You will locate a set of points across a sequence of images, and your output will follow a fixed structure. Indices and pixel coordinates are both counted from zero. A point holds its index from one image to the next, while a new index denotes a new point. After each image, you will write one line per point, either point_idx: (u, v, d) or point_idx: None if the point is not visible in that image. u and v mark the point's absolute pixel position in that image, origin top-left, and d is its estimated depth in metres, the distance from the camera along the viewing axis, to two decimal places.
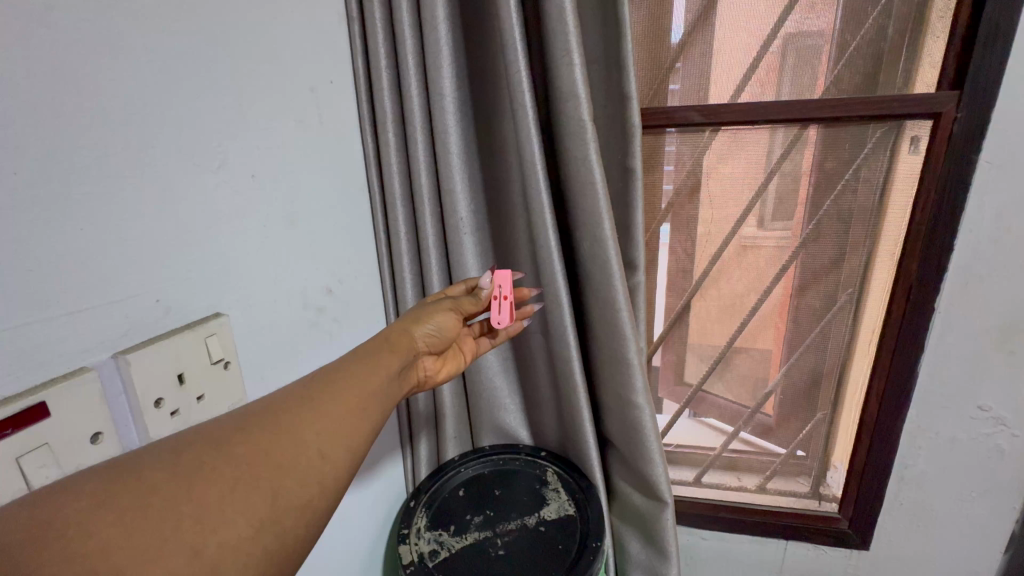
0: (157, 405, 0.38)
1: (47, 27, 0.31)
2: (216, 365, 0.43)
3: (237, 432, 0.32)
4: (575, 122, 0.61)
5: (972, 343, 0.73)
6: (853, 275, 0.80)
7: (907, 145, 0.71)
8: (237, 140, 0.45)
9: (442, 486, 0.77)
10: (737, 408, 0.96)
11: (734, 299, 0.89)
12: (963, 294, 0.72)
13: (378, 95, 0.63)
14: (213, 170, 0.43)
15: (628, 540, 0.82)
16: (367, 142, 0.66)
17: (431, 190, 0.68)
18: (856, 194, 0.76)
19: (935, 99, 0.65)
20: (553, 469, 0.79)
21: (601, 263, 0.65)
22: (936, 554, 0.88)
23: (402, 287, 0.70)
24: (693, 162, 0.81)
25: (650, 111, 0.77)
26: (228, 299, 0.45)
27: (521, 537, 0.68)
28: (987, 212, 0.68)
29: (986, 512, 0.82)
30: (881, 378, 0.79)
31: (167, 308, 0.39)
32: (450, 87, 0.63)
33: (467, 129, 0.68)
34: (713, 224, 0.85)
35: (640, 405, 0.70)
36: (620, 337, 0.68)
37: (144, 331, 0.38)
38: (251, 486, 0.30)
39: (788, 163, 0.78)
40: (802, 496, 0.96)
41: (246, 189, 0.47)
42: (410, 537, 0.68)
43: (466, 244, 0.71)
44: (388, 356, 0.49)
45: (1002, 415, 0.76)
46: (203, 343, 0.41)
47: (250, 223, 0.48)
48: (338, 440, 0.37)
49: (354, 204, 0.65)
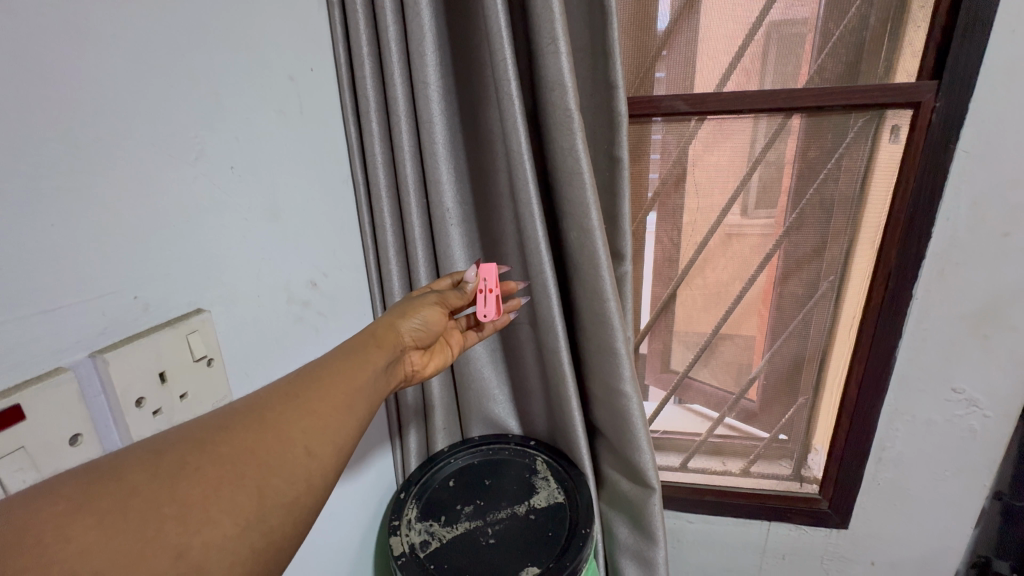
0: (138, 405, 0.37)
1: (12, 14, 0.29)
2: (199, 362, 0.42)
3: (221, 430, 0.32)
4: (561, 111, 0.60)
5: (947, 327, 0.75)
6: (835, 262, 0.82)
7: (887, 134, 0.72)
8: (215, 131, 0.44)
9: (431, 477, 0.77)
10: (722, 395, 0.98)
11: (719, 288, 0.90)
12: (939, 281, 0.73)
13: (360, 85, 0.62)
14: (191, 162, 0.42)
15: (617, 526, 0.83)
16: (351, 132, 0.65)
17: (417, 181, 0.67)
18: (839, 182, 0.77)
19: (915, 88, 0.66)
20: (542, 458, 0.80)
21: (588, 254, 0.65)
22: (912, 531, 0.91)
23: (389, 279, 0.70)
24: (679, 152, 0.82)
25: (637, 99, 0.77)
26: (211, 294, 0.44)
27: (511, 525, 0.69)
28: (963, 201, 0.69)
29: (959, 489, 0.85)
30: (861, 364, 0.81)
31: (146, 306, 0.38)
32: (435, 77, 0.62)
33: (453, 118, 0.67)
34: (699, 213, 0.85)
35: (627, 393, 0.71)
36: (609, 327, 0.68)
37: (124, 330, 0.37)
38: (237, 485, 0.30)
39: (772, 152, 0.79)
40: (784, 478, 0.98)
41: (226, 182, 0.45)
42: (401, 528, 0.68)
43: (452, 235, 0.70)
44: (375, 351, 0.49)
45: (974, 397, 0.79)
46: (184, 340, 0.40)
47: (231, 217, 0.46)
48: (325, 437, 0.36)
49: (338, 196, 0.64)
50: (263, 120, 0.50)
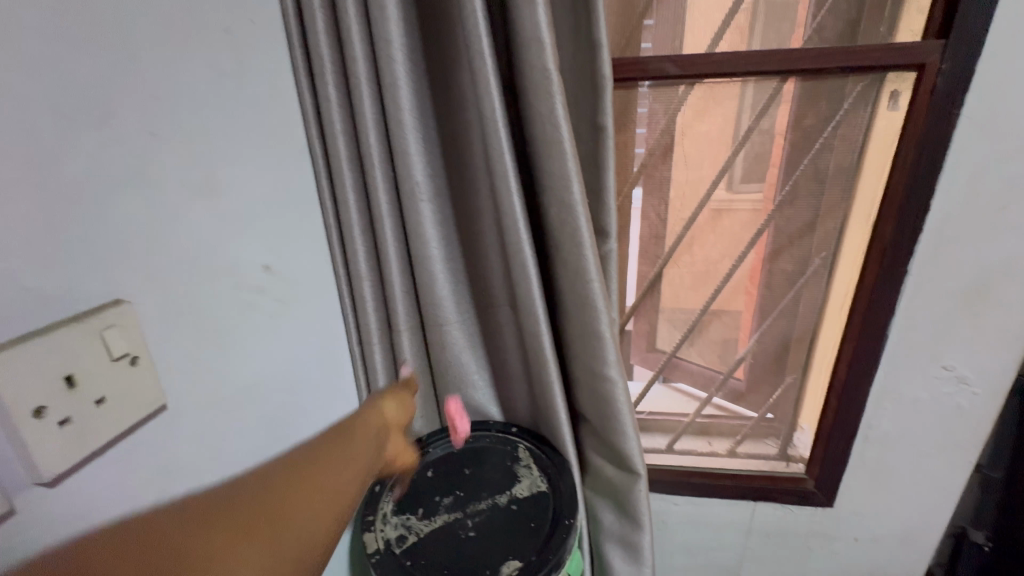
0: (37, 415, 0.31)
1: None
2: (120, 361, 0.36)
3: (222, 507, 0.36)
4: (538, 72, 0.54)
5: (941, 304, 0.73)
6: (828, 238, 0.79)
7: (887, 99, 0.68)
8: (126, 90, 0.37)
9: (407, 468, 0.73)
10: (711, 374, 0.96)
11: (708, 266, 0.87)
12: (935, 257, 0.70)
13: (313, 41, 0.55)
14: (96, 127, 0.35)
15: (601, 512, 0.80)
16: (304, 96, 0.58)
17: (382, 151, 0.61)
18: (834, 151, 0.74)
19: (919, 49, 0.61)
20: (525, 444, 0.77)
21: (570, 231, 0.60)
22: (895, 507, 0.91)
23: (355, 259, 0.65)
24: (667, 121, 0.76)
25: (622, 60, 0.70)
26: (132, 281, 0.38)
27: (492, 516, 0.66)
28: (964, 170, 0.65)
29: (943, 466, 0.85)
30: (851, 344, 0.78)
31: (44, 299, 0.32)
32: (398, 32, 0.56)
33: (421, 81, 0.60)
34: (688, 186, 0.81)
35: (612, 377, 0.67)
36: (592, 308, 0.64)
37: (15, 327, 0.31)
38: (233, 556, 0.34)
39: (766, 120, 0.75)
40: (771, 458, 0.97)
41: (144, 151, 0.39)
42: (376, 523, 0.65)
43: (424, 211, 0.65)
44: (347, 440, 0.51)
45: (964, 374, 0.77)
46: (97, 336, 0.34)
47: (152, 191, 0.40)
48: (315, 516, 0.40)
49: (293, 169, 0.57)
50: (192, 78, 0.43)
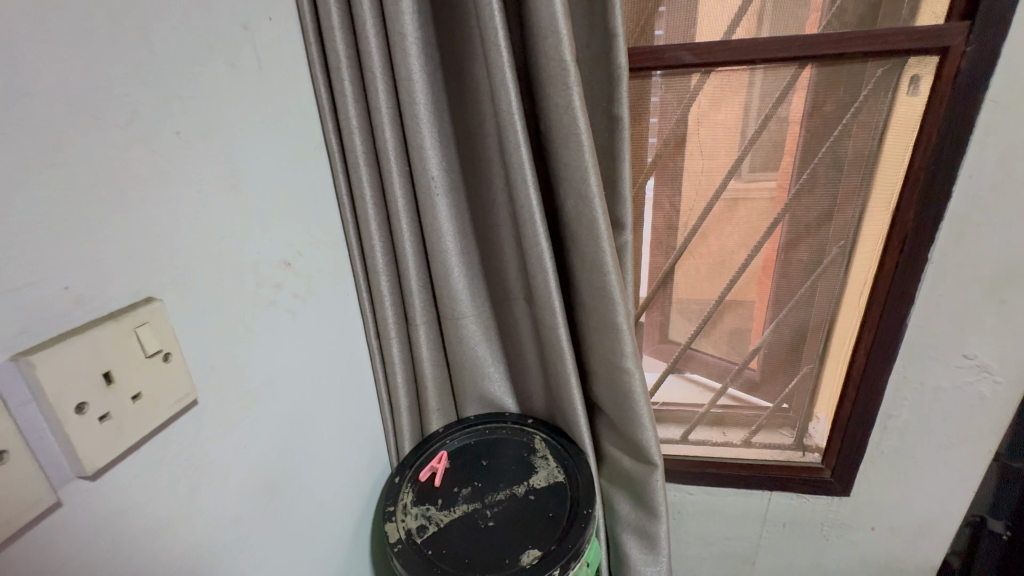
0: (79, 411, 0.32)
1: None
2: (153, 358, 0.37)
3: None
4: (555, 63, 0.54)
5: (962, 293, 0.72)
6: (845, 227, 0.78)
7: (907, 85, 0.67)
8: (150, 87, 0.38)
9: (426, 460, 0.74)
10: (725, 365, 0.96)
11: (723, 257, 0.86)
12: (957, 244, 0.69)
13: (329, 37, 0.55)
14: (122, 126, 0.36)
15: (618, 502, 0.81)
16: (320, 92, 0.58)
17: (398, 146, 0.62)
18: (852, 139, 0.73)
19: (943, 31, 0.60)
20: (541, 436, 0.77)
21: (587, 223, 0.60)
22: (914, 496, 0.90)
23: (372, 254, 0.66)
24: (681, 111, 0.76)
25: (636, 50, 0.70)
26: (159, 278, 0.39)
27: (511, 506, 0.67)
28: (988, 156, 0.64)
29: (964, 455, 0.84)
30: (870, 332, 0.78)
31: (78, 297, 0.33)
32: (413, 26, 0.56)
33: (436, 76, 0.60)
34: (703, 175, 0.80)
35: (629, 369, 0.68)
36: (609, 301, 0.64)
37: (53, 326, 0.32)
38: None
39: (783, 107, 0.73)
40: (786, 447, 0.97)
41: (169, 149, 0.39)
42: (397, 514, 0.66)
43: (439, 206, 0.65)
44: None
45: (985, 362, 0.76)
46: (132, 334, 0.35)
47: (178, 189, 0.40)
48: None
49: (310, 165, 0.58)
50: (213, 76, 0.43)
